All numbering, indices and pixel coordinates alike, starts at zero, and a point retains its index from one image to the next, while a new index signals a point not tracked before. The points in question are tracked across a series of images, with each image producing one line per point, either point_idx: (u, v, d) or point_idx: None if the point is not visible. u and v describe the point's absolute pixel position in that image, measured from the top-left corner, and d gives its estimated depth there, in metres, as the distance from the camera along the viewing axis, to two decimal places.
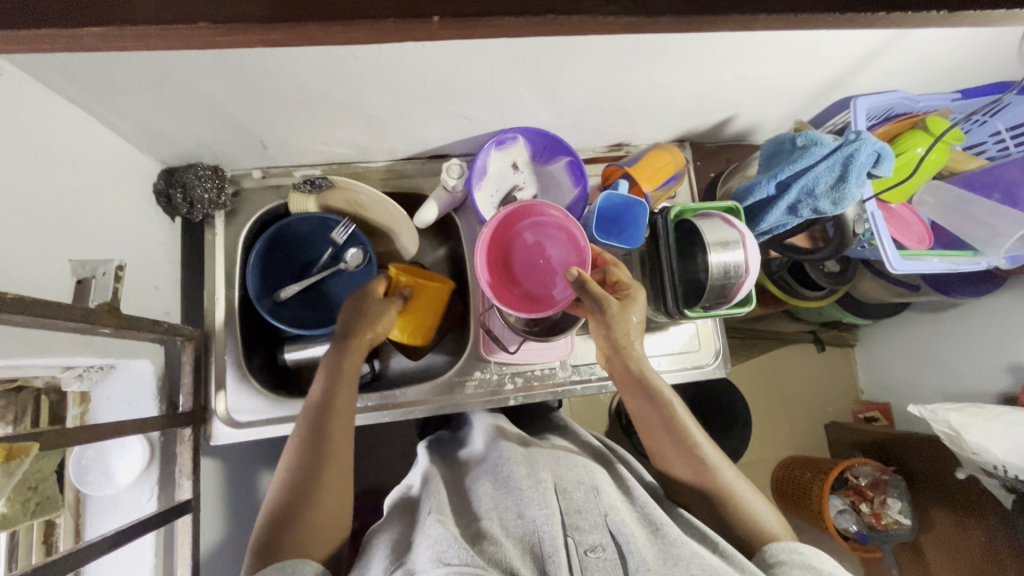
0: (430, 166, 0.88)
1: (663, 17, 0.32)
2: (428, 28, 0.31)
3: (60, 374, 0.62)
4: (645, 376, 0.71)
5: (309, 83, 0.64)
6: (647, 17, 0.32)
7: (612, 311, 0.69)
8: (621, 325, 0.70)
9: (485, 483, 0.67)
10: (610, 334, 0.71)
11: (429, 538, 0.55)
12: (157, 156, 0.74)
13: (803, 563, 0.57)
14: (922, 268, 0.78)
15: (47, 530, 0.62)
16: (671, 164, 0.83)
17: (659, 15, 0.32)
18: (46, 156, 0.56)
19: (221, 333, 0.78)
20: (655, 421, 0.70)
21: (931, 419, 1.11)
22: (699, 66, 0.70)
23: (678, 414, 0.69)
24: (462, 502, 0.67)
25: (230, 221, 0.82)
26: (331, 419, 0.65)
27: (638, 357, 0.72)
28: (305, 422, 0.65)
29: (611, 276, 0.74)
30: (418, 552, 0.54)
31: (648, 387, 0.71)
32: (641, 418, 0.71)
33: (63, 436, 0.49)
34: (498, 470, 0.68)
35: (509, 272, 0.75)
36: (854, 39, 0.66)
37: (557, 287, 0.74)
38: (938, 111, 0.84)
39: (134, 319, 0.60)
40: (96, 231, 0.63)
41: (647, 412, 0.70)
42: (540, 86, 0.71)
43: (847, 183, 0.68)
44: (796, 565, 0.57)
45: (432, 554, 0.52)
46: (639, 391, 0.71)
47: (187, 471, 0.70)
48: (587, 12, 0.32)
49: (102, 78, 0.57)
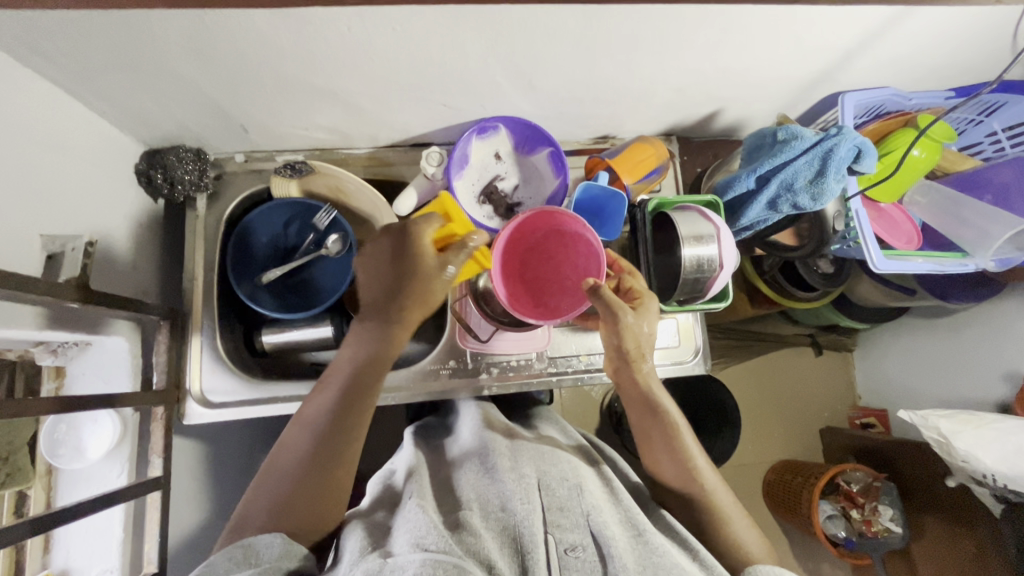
0: (412, 155, 0.88)
1: None
2: None
3: (34, 347, 0.64)
4: (654, 392, 0.70)
5: (286, 66, 0.64)
6: None
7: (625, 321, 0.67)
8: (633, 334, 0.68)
9: (471, 471, 0.68)
10: (620, 344, 0.69)
11: (410, 520, 0.56)
12: (139, 136, 0.75)
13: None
14: (906, 269, 0.76)
15: (18, 501, 0.65)
16: (653, 156, 0.82)
17: None
18: (17, 131, 0.57)
19: (199, 313, 0.79)
20: (656, 437, 0.69)
21: (921, 425, 1.08)
22: (680, 57, 0.69)
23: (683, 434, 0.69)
24: (445, 491, 0.67)
25: (211, 203, 0.82)
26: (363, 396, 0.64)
27: (647, 372, 0.70)
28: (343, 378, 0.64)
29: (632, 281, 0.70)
30: (398, 536, 0.55)
31: (654, 404, 0.70)
32: (643, 432, 0.71)
33: (23, 405, 0.50)
34: (485, 458, 0.69)
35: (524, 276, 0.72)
36: (837, 30, 0.65)
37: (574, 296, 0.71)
38: (931, 109, 0.82)
39: (105, 296, 0.60)
40: (70, 207, 0.64)
41: (650, 427, 0.70)
42: (518, 74, 0.70)
43: (825, 178, 0.67)
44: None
45: (411, 539, 0.53)
46: (645, 407, 0.70)
47: (158, 449, 0.70)
48: None
49: (77, 56, 0.57)
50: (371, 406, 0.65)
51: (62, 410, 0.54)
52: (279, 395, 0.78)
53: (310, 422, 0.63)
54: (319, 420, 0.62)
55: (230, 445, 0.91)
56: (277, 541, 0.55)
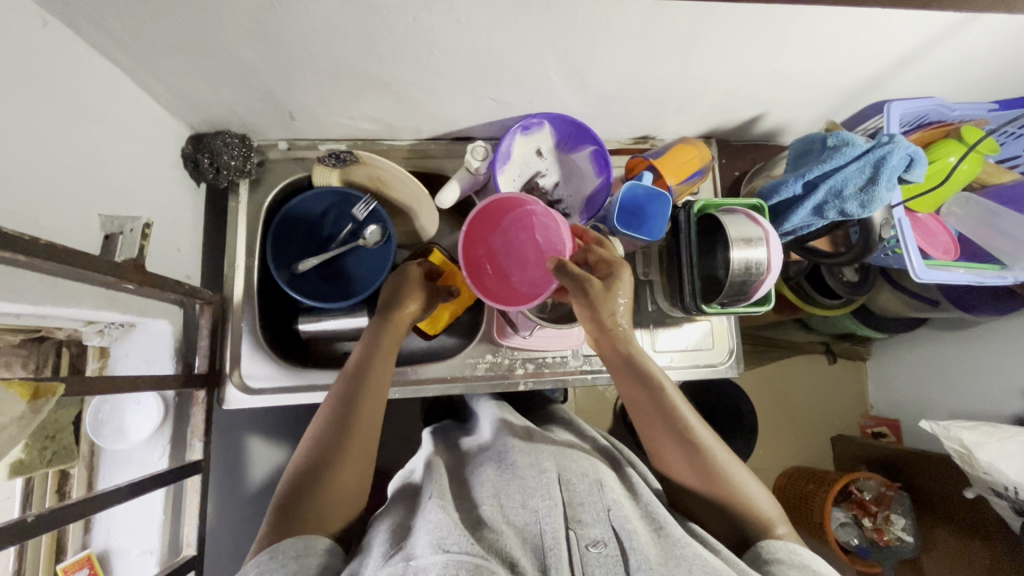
0: (454, 148, 0.88)
1: None
2: None
3: (82, 328, 0.64)
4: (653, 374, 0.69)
5: (342, 54, 0.64)
6: None
7: (596, 292, 0.67)
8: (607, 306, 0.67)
9: (489, 469, 0.67)
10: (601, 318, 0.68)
11: (429, 522, 0.54)
12: (187, 120, 0.75)
13: (800, 565, 0.57)
14: (946, 279, 0.76)
15: (61, 479, 0.65)
16: (697, 158, 0.83)
17: None
18: (78, 110, 0.57)
19: (239, 299, 0.79)
20: (661, 426, 0.67)
21: (942, 435, 1.09)
22: (734, 60, 0.69)
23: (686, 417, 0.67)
24: (463, 488, 0.66)
25: (253, 190, 0.82)
26: (364, 387, 0.66)
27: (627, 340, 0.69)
28: (343, 380, 0.67)
29: (599, 253, 0.70)
30: (418, 536, 0.53)
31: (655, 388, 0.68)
32: (646, 424, 0.69)
33: (85, 384, 0.50)
34: (502, 457, 0.68)
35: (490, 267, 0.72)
36: (895, 38, 0.65)
37: (537, 279, 0.71)
38: (973, 121, 0.82)
39: (158, 278, 0.60)
40: (123, 189, 0.64)
41: (653, 416, 0.68)
42: (571, 71, 0.70)
43: (877, 185, 0.67)
44: (791, 564, 0.57)
45: (432, 540, 0.51)
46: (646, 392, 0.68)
47: (198, 432, 0.69)
48: None
49: (141, 37, 0.57)
50: (372, 403, 0.66)
51: (118, 390, 0.54)
52: (318, 383, 0.78)
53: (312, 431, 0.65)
54: (317, 427, 0.64)
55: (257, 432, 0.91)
56: (289, 542, 0.55)
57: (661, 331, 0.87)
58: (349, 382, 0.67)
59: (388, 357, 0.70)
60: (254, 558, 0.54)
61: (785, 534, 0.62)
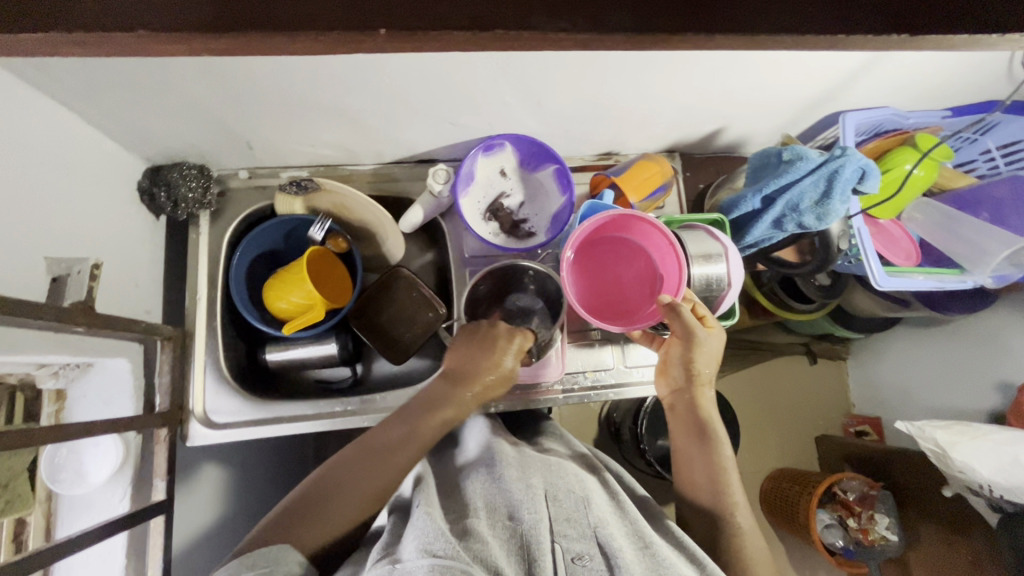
0: (418, 170, 0.87)
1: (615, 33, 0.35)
2: (375, 40, 0.34)
3: (35, 371, 0.62)
4: (708, 420, 0.72)
5: (293, 86, 0.63)
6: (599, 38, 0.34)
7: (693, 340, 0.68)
8: (702, 356, 0.69)
9: (478, 478, 0.66)
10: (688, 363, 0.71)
11: (417, 528, 0.53)
12: (142, 155, 0.74)
13: None
14: (907, 286, 0.77)
15: (16, 528, 0.61)
16: (657, 174, 0.83)
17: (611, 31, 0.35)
18: (22, 153, 0.56)
19: (203, 332, 0.78)
20: (701, 466, 0.70)
21: (917, 435, 1.09)
22: (686, 78, 0.70)
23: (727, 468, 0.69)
24: (454, 499, 0.64)
25: (215, 221, 0.81)
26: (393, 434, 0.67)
27: (705, 401, 0.72)
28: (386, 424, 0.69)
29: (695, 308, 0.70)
30: (406, 542, 0.52)
31: (707, 432, 0.71)
32: (687, 455, 0.71)
33: (30, 435, 0.49)
34: (492, 466, 0.67)
35: (601, 281, 0.74)
36: (842, 54, 0.66)
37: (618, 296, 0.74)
38: (927, 128, 0.83)
39: (110, 318, 0.59)
40: (75, 229, 0.63)
41: (696, 452, 0.70)
42: (527, 94, 0.71)
43: (831, 199, 0.68)
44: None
45: (420, 544, 0.50)
46: (698, 431, 0.71)
47: (161, 471, 0.70)
48: (536, 28, 0.35)
49: (84, 77, 0.57)
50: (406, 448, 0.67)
51: (69, 437, 0.53)
52: (286, 415, 0.77)
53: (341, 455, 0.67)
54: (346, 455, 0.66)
55: (234, 465, 0.89)
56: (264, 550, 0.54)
57: (631, 347, 0.86)
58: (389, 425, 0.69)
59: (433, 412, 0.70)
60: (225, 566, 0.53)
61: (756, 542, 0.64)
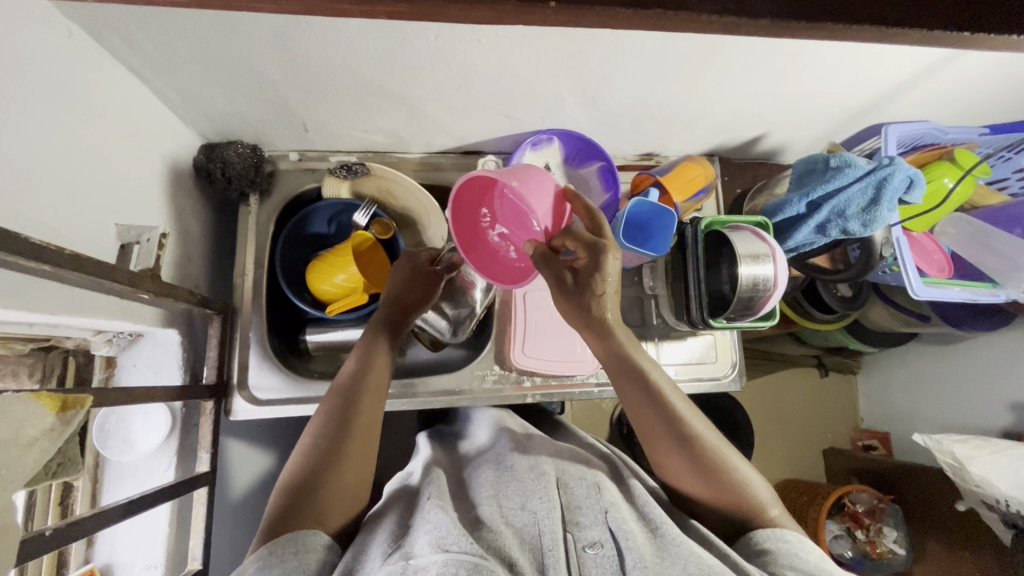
0: (463, 161, 0.89)
1: (762, 20, 0.32)
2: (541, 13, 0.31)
3: (92, 338, 0.63)
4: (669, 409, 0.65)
5: (361, 69, 0.64)
6: (742, 22, 0.32)
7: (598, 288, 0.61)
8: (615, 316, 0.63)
9: (487, 470, 0.67)
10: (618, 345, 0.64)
11: (428, 522, 0.54)
12: (200, 130, 0.75)
13: (789, 552, 0.57)
14: (943, 297, 0.79)
15: (64, 493, 0.64)
16: (701, 176, 0.85)
17: (757, 16, 0.32)
18: (100, 120, 0.57)
19: (248, 309, 0.79)
20: (686, 461, 0.64)
21: (935, 448, 1.11)
22: (741, 82, 0.71)
23: (714, 450, 0.64)
24: (462, 490, 0.65)
25: (263, 200, 0.83)
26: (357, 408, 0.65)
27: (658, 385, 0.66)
28: (332, 402, 0.65)
29: (577, 234, 0.59)
30: (417, 536, 0.52)
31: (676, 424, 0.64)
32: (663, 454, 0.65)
33: (103, 395, 0.49)
34: (500, 459, 0.68)
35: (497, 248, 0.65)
36: (896, 66, 0.68)
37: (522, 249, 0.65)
38: (964, 144, 0.84)
39: (172, 287, 0.60)
40: (140, 199, 0.64)
41: (672, 450, 0.64)
42: (584, 89, 0.72)
43: (878, 207, 0.69)
44: (782, 555, 0.56)
45: (431, 540, 0.50)
46: (662, 426, 0.64)
47: (206, 444, 0.69)
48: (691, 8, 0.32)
49: (163, 49, 0.58)
50: (370, 411, 0.66)
51: (132, 401, 0.54)
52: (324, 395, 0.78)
53: (309, 435, 0.64)
54: (310, 440, 0.63)
55: (263, 443, 0.90)
56: (284, 537, 0.53)
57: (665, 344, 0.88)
58: (338, 404, 0.65)
59: (383, 372, 0.69)
60: (253, 554, 0.52)
61: (776, 518, 0.63)
